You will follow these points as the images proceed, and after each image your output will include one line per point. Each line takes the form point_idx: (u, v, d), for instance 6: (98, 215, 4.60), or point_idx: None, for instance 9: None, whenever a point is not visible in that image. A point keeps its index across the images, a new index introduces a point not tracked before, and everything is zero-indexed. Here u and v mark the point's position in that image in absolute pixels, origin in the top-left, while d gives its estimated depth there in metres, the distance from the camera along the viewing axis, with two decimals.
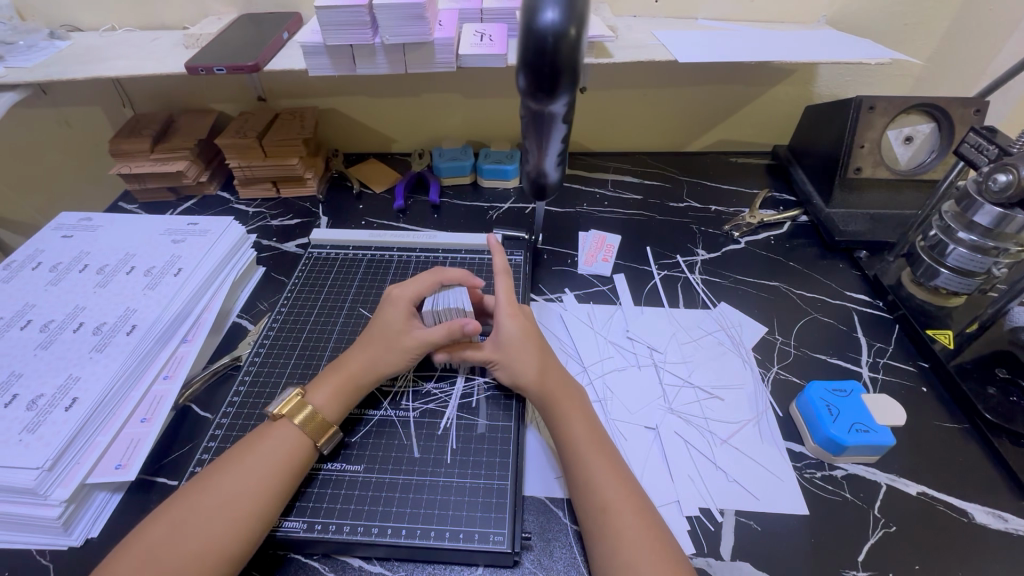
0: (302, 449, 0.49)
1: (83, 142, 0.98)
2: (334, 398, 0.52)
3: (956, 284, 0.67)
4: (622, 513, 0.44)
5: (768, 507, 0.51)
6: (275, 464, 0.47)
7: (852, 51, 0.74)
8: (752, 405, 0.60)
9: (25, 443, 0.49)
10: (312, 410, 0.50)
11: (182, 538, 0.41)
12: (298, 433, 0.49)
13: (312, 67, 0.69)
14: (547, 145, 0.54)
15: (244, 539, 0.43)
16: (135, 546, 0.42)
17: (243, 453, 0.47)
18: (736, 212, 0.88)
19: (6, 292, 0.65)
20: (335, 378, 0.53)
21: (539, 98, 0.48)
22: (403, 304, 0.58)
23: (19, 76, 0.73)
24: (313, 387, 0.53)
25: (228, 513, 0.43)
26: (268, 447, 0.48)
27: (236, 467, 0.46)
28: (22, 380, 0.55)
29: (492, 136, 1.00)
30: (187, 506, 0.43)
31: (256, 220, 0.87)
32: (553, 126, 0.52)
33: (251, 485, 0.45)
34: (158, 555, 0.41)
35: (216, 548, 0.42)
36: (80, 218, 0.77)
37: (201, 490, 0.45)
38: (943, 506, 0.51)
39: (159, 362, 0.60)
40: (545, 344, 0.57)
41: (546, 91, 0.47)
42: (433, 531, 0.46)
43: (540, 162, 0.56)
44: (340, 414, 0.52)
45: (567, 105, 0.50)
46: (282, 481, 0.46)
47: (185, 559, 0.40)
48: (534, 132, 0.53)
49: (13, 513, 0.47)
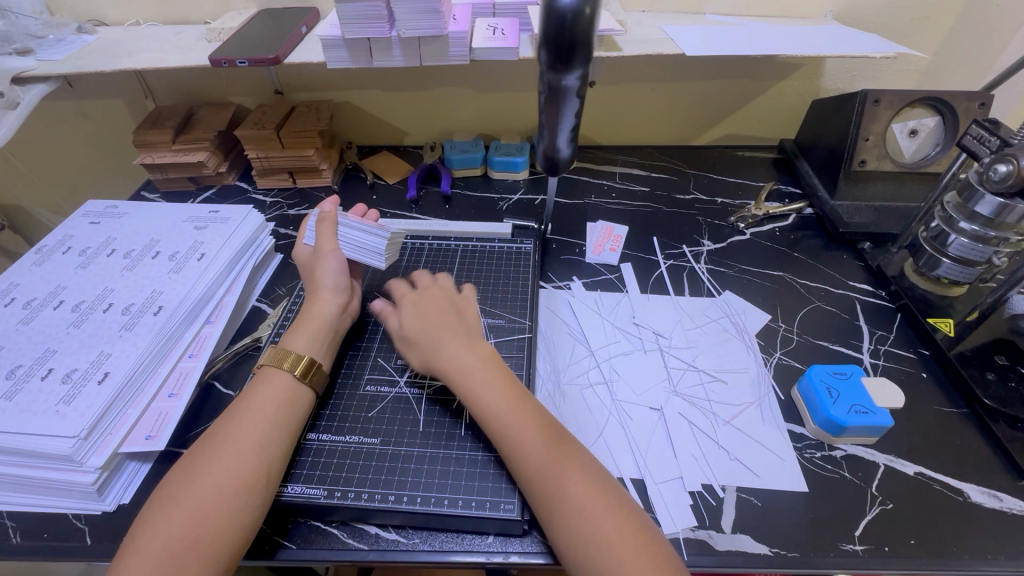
0: (297, 390, 0.52)
1: (108, 134, 1.02)
2: (312, 339, 0.56)
3: (957, 273, 0.69)
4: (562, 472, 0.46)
5: (769, 484, 0.53)
6: (276, 408, 0.50)
7: (858, 45, 0.75)
8: (754, 389, 0.62)
9: (62, 413, 0.52)
10: (299, 355, 0.53)
11: (199, 477, 0.44)
12: (286, 374, 0.52)
13: (330, 60, 0.72)
14: (561, 120, 0.56)
15: (258, 475, 0.46)
16: (162, 491, 0.44)
17: (244, 400, 0.50)
18: (742, 204, 0.90)
19: (40, 275, 0.68)
20: (306, 326, 0.57)
21: (556, 69, 0.52)
22: (299, 246, 0.65)
23: (50, 69, 0.76)
24: (289, 337, 0.56)
25: (240, 453, 0.46)
26: (268, 393, 0.50)
27: (242, 412, 0.49)
28: (56, 356, 0.58)
29: (502, 130, 1.02)
30: (202, 452, 0.46)
31: (274, 210, 0.89)
32: (568, 101, 0.54)
33: (257, 426, 0.48)
34: (180, 494, 0.43)
35: (232, 484, 0.44)
36: (107, 206, 0.80)
37: (212, 439, 0.47)
38: (939, 485, 0.53)
39: (184, 341, 0.62)
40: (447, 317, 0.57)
41: (564, 62, 0.51)
42: (446, 499, 0.49)
43: (553, 139, 0.58)
44: (322, 352, 0.56)
45: (581, 79, 0.53)
46: (288, 426, 0.50)
47: (204, 495, 0.43)
48: (550, 107, 0.56)
49: (52, 478, 0.50)
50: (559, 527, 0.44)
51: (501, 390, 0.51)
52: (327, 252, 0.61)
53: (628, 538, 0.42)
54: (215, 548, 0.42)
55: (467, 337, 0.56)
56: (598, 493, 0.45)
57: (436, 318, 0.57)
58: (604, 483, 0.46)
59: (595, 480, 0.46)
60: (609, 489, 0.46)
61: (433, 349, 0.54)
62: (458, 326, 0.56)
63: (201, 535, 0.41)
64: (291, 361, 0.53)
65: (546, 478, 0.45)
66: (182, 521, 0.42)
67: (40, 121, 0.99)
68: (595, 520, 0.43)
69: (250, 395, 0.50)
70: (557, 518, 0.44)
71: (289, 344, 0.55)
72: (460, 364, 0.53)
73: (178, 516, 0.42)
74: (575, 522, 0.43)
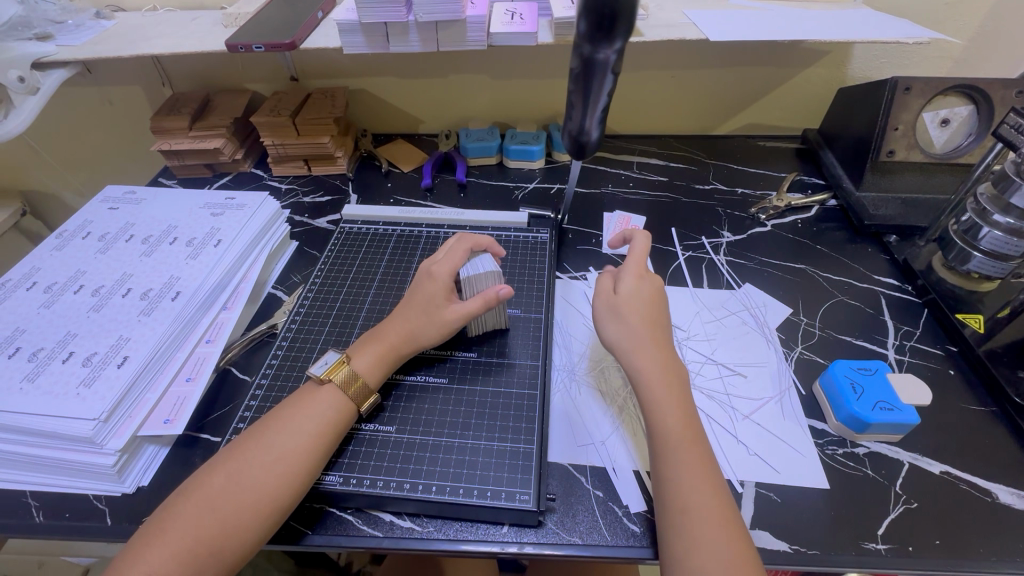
0: (349, 414, 0.51)
1: (124, 120, 1.02)
2: (376, 363, 0.53)
3: (989, 267, 0.66)
4: (688, 463, 0.46)
5: (788, 481, 0.52)
6: (319, 425, 0.48)
7: (890, 29, 0.72)
8: (775, 383, 0.60)
9: (83, 396, 0.53)
10: (354, 374, 0.52)
11: (240, 486, 0.44)
12: (350, 404, 0.51)
13: (346, 45, 0.71)
14: (594, 98, 0.55)
15: (291, 493, 0.45)
16: (195, 491, 0.44)
17: (293, 413, 0.49)
18: (763, 195, 0.88)
19: (61, 259, 0.68)
20: (373, 345, 0.55)
21: (593, 42, 0.50)
22: (441, 279, 0.57)
23: (68, 54, 0.76)
24: (356, 352, 0.54)
25: (277, 467, 0.45)
26: (319, 409, 0.49)
27: (287, 426, 0.48)
28: (77, 339, 0.59)
29: (518, 118, 1.01)
30: (243, 460, 0.45)
31: (290, 197, 0.89)
32: (604, 76, 0.53)
33: (306, 447, 0.47)
34: (218, 500, 0.43)
35: (270, 500, 0.44)
36: (125, 192, 0.80)
37: (255, 445, 0.46)
38: (966, 485, 0.51)
39: (202, 326, 0.63)
40: (660, 313, 0.57)
41: (605, 32, 0.49)
42: (461, 488, 0.49)
43: (584, 119, 0.57)
44: (380, 381, 0.53)
45: (618, 53, 0.51)
46: (330, 445, 0.48)
47: (242, 506, 0.43)
48: (583, 83, 0.54)
49: (74, 459, 0.51)
50: (669, 505, 0.45)
51: (661, 358, 0.53)
52: (445, 314, 0.56)
53: (724, 538, 0.42)
54: (236, 555, 0.42)
55: (665, 338, 0.55)
56: (716, 494, 0.44)
57: (646, 308, 0.57)
58: (719, 484, 0.45)
59: (709, 476, 0.46)
60: (719, 489, 0.45)
61: (632, 340, 0.54)
62: (660, 331, 0.55)
63: (226, 544, 0.42)
64: (354, 385, 0.51)
65: (667, 445, 0.47)
66: (213, 527, 0.42)
67: (62, 108, 1.00)
68: (704, 509, 0.43)
69: (303, 412, 0.49)
70: (672, 498, 0.45)
71: (355, 361, 0.53)
72: (649, 368, 0.52)
73: (210, 522, 0.42)
74: (683, 507, 0.44)
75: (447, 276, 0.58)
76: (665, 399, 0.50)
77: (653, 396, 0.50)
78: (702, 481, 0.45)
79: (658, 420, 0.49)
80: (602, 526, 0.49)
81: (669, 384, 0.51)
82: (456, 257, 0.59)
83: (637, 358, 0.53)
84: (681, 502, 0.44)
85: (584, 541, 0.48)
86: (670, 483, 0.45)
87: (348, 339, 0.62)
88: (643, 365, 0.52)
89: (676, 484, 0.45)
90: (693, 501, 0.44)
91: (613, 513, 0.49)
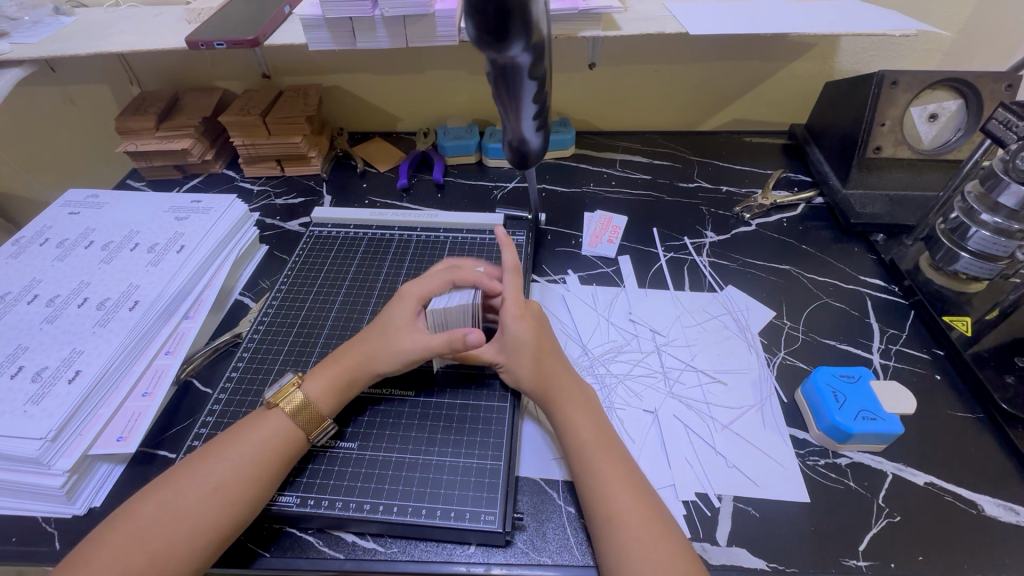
0: (298, 442, 0.48)
1: (91, 119, 0.99)
2: (329, 390, 0.51)
3: (976, 269, 0.64)
4: (607, 470, 0.46)
5: (767, 494, 0.50)
6: (264, 451, 0.46)
7: (878, 22, 0.70)
8: (756, 391, 0.58)
9: (29, 414, 0.50)
10: (304, 402, 0.49)
11: (173, 515, 0.42)
12: (298, 432, 0.49)
13: (311, 41, 0.68)
14: (519, 104, 0.49)
15: (231, 522, 0.43)
16: (130, 518, 0.42)
17: (238, 437, 0.47)
18: (748, 193, 0.85)
19: (16, 267, 0.66)
20: (329, 370, 0.52)
21: (493, 50, 0.42)
22: (411, 300, 0.55)
23: (24, 53, 0.73)
24: (310, 376, 0.51)
25: (215, 495, 0.43)
26: (264, 435, 0.47)
27: (229, 451, 0.46)
28: (28, 353, 0.56)
29: (498, 115, 0.98)
30: (180, 486, 0.43)
31: (261, 199, 0.87)
32: (522, 82, 0.46)
33: (247, 474, 0.45)
34: (150, 530, 0.41)
35: (206, 531, 0.42)
36: (87, 195, 0.77)
37: (194, 471, 0.44)
38: (950, 496, 0.50)
39: (161, 338, 0.60)
40: (551, 339, 0.55)
41: (498, 37, 0.40)
42: (424, 508, 0.47)
43: (518, 128, 0.51)
44: (333, 408, 0.50)
45: (530, 52, 0.43)
46: (276, 471, 0.46)
47: (176, 537, 0.41)
48: (502, 92, 0.48)
49: (19, 480, 0.48)
50: (597, 514, 0.44)
51: (562, 377, 0.52)
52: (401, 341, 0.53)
53: (656, 542, 0.41)
54: None
55: (557, 360, 0.54)
56: (640, 498, 0.44)
57: (537, 335, 0.54)
58: (646, 490, 0.45)
59: (635, 483, 0.45)
60: (647, 494, 0.45)
61: (529, 367, 0.52)
62: (550, 355, 0.53)
63: None
64: (302, 413, 0.49)
65: (587, 456, 0.47)
66: (141, 560, 0.40)
67: (26, 107, 0.97)
68: (628, 517, 0.43)
69: (248, 438, 0.47)
70: (599, 507, 0.44)
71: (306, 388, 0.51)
72: (554, 385, 0.51)
73: (140, 554, 0.40)
74: (611, 514, 0.43)
75: (415, 300, 0.55)
76: (577, 414, 0.50)
77: (564, 413, 0.50)
78: (627, 487, 0.45)
79: (571, 435, 0.49)
80: (572, 545, 0.46)
81: (578, 401, 0.51)
82: (433, 282, 0.56)
83: (548, 379, 0.52)
84: (611, 513, 0.43)
85: (554, 562, 0.45)
86: (596, 494, 0.44)
87: (313, 351, 0.60)
88: (547, 381, 0.52)
89: (603, 492, 0.44)
90: (620, 509, 0.43)
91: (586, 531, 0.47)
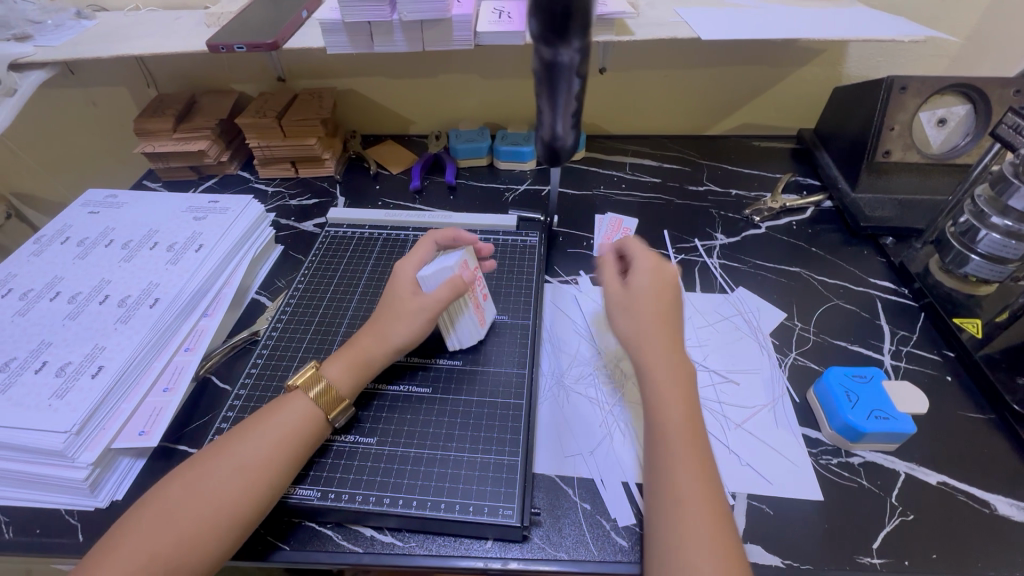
0: (318, 424, 0.49)
1: (108, 121, 1.01)
2: (348, 370, 0.52)
3: (987, 271, 0.65)
4: (684, 458, 0.45)
5: (780, 492, 0.50)
6: (284, 434, 0.47)
7: (887, 28, 0.71)
8: (768, 390, 0.59)
9: (54, 407, 0.51)
10: (325, 385, 0.50)
11: (199, 497, 0.42)
12: (318, 412, 0.49)
13: (329, 45, 0.69)
14: (562, 101, 0.49)
15: (255, 503, 0.44)
16: (156, 502, 0.43)
17: (259, 422, 0.48)
18: (757, 197, 0.86)
19: (38, 265, 0.67)
20: (347, 353, 0.53)
21: (550, 45, 0.45)
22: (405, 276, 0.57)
23: (47, 55, 0.74)
24: (328, 361, 0.53)
25: (239, 477, 0.44)
26: (285, 418, 0.48)
27: (251, 435, 0.47)
28: (51, 349, 0.57)
29: (509, 118, 0.99)
30: (204, 469, 0.44)
31: (276, 200, 0.88)
32: (569, 79, 0.47)
33: (269, 456, 0.46)
34: (177, 513, 0.42)
35: (232, 512, 0.43)
36: (106, 195, 0.78)
37: (217, 455, 0.45)
38: (963, 496, 0.50)
39: (180, 335, 0.61)
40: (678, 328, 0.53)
41: (559, 32, 0.44)
42: (443, 502, 0.47)
43: (555, 125, 0.51)
44: (352, 388, 0.52)
45: (582, 52, 0.46)
46: (296, 454, 0.47)
47: (203, 517, 0.42)
48: (547, 89, 0.48)
49: (44, 473, 0.49)
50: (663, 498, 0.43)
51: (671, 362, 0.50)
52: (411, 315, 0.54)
53: (712, 532, 0.41)
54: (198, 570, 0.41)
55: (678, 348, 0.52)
56: (707, 488, 0.43)
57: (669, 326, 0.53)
58: (714, 481, 0.44)
59: (706, 473, 0.44)
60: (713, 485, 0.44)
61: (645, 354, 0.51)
62: (673, 343, 0.52)
63: (186, 557, 0.40)
64: (323, 396, 0.50)
65: (669, 443, 0.46)
66: (170, 540, 0.40)
67: (45, 109, 0.99)
68: (693, 505, 0.42)
69: (270, 423, 0.47)
70: (666, 492, 0.43)
71: (326, 370, 0.52)
72: (659, 371, 0.50)
73: (168, 534, 0.40)
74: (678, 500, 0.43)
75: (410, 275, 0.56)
76: (672, 399, 0.48)
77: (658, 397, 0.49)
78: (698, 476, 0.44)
79: (658, 419, 0.48)
80: (589, 541, 0.47)
81: (680, 388, 0.49)
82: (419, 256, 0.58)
83: (650, 367, 0.50)
84: (675, 491, 0.43)
85: (571, 557, 0.46)
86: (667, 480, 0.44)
87: (330, 349, 0.60)
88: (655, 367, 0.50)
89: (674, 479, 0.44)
90: (686, 496, 0.43)
91: (601, 528, 0.48)
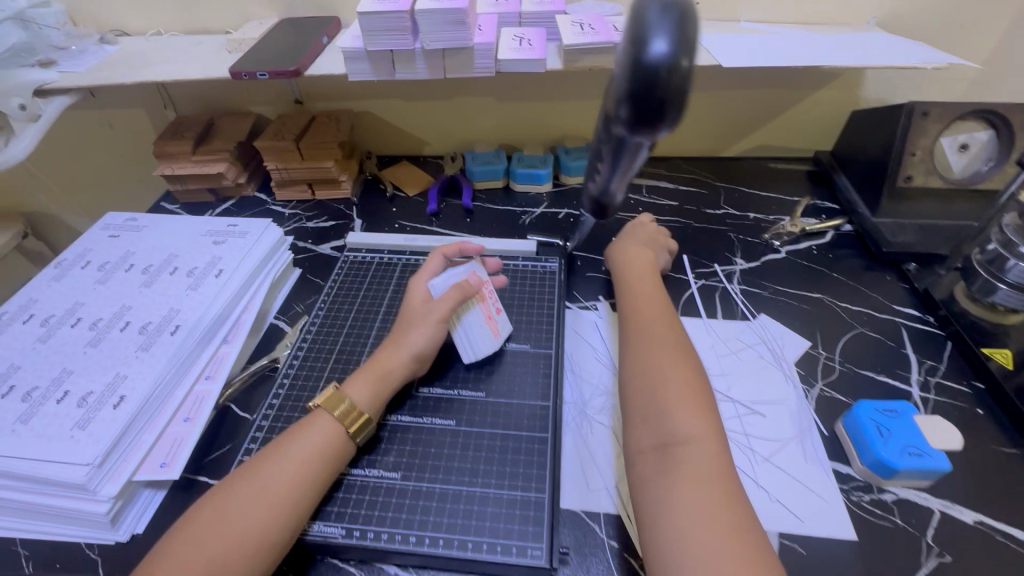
0: (340, 441, 0.49)
1: (127, 143, 1.01)
2: (370, 389, 0.52)
3: (1016, 301, 0.64)
4: (701, 473, 0.45)
5: (812, 530, 0.49)
6: (308, 454, 0.47)
7: (908, 54, 0.70)
8: (795, 423, 0.58)
9: (76, 439, 0.51)
10: (350, 405, 0.51)
11: (227, 523, 0.42)
12: (340, 430, 0.49)
13: (351, 71, 0.70)
14: (624, 168, 0.49)
15: (282, 528, 0.43)
16: (183, 532, 0.42)
17: (283, 444, 0.48)
18: (776, 220, 0.85)
19: (59, 290, 0.67)
20: (365, 372, 0.54)
21: (634, 133, 0.41)
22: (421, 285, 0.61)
23: (71, 81, 0.75)
24: (348, 381, 0.53)
25: (266, 501, 0.44)
26: (309, 438, 0.48)
27: (276, 458, 0.46)
28: (72, 377, 0.57)
29: (525, 140, 1.00)
30: (230, 495, 0.44)
31: (292, 222, 0.88)
32: (638, 155, 0.46)
33: (294, 479, 0.45)
34: (205, 536, 0.41)
35: (260, 538, 0.42)
36: (126, 219, 0.79)
37: (243, 480, 0.45)
38: (1001, 536, 0.49)
39: (201, 362, 0.61)
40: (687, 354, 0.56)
41: (648, 126, 0.39)
42: (469, 542, 0.46)
43: (610, 182, 0.52)
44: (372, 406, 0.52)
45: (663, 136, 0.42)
46: (321, 477, 0.47)
47: (230, 543, 0.41)
48: (612, 157, 0.47)
49: (65, 507, 0.49)
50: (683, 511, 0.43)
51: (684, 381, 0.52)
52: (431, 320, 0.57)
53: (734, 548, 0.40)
54: None
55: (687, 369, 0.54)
56: (725, 504, 0.43)
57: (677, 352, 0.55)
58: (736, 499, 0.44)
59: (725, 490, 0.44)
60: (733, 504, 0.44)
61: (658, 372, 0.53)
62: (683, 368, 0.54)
63: None
64: (349, 418, 0.50)
65: (684, 456, 0.46)
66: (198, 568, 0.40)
67: (65, 131, 1.00)
68: (713, 521, 0.42)
69: (295, 440, 0.48)
70: (685, 505, 0.43)
71: (348, 390, 0.52)
72: (674, 388, 0.51)
73: (197, 562, 0.40)
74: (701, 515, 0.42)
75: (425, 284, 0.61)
76: (687, 417, 0.49)
77: (674, 411, 0.49)
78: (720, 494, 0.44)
79: (673, 432, 0.48)
80: None
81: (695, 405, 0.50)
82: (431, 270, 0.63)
83: (663, 384, 0.51)
84: (691, 505, 0.43)
85: None
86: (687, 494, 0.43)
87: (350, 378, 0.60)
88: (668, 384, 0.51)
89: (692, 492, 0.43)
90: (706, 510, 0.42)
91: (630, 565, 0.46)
